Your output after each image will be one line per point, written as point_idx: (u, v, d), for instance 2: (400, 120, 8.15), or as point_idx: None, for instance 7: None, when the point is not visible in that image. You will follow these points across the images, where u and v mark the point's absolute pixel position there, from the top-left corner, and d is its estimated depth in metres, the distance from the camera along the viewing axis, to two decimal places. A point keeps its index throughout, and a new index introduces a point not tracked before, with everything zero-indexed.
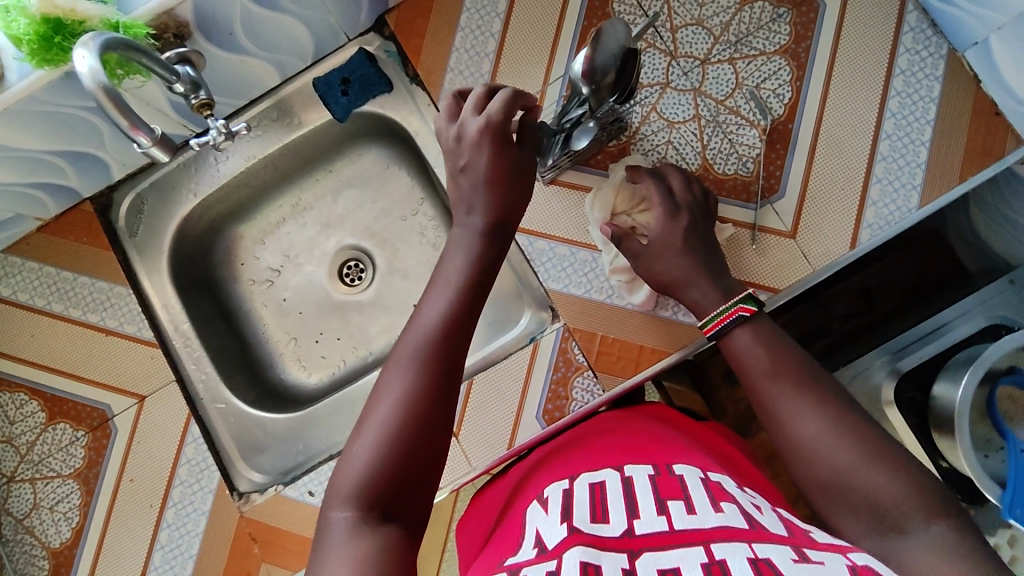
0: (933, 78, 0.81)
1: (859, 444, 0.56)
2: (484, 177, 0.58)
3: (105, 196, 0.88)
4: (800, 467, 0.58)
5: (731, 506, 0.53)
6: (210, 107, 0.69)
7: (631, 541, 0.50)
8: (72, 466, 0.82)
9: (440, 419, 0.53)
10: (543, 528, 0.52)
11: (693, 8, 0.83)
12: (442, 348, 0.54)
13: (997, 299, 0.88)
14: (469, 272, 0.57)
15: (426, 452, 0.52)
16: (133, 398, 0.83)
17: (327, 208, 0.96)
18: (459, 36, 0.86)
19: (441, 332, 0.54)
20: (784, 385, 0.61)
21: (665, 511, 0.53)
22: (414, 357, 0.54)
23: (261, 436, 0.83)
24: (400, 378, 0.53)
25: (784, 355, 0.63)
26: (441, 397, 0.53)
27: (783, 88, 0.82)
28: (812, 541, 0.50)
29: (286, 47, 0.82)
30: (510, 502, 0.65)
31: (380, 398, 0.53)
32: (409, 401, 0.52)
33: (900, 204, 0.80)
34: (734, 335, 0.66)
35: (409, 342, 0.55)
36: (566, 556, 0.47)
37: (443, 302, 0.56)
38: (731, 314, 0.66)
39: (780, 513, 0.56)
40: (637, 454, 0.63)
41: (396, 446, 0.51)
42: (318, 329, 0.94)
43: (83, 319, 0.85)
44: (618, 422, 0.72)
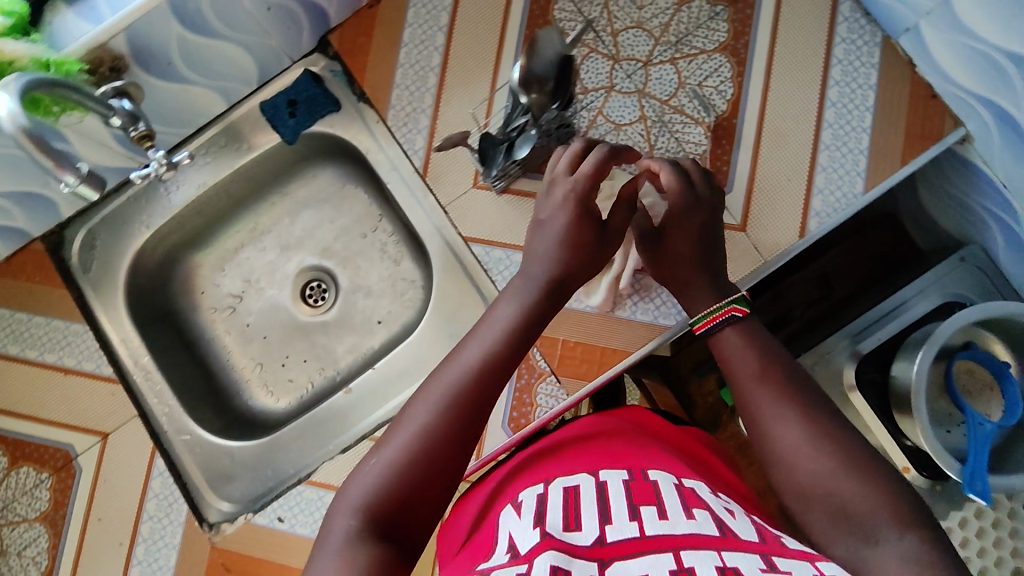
0: (870, 66, 0.83)
1: (840, 453, 0.55)
2: (549, 236, 0.63)
3: (56, 233, 0.87)
4: (779, 474, 0.57)
5: (703, 512, 0.53)
6: (151, 138, 0.70)
7: (602, 549, 0.50)
8: (38, 509, 0.81)
9: (459, 457, 0.54)
10: (516, 533, 0.53)
11: (632, 11, 0.84)
12: (476, 393, 0.56)
13: (949, 277, 0.89)
14: (518, 320, 0.60)
15: (437, 484, 0.53)
16: (96, 436, 0.82)
17: (286, 231, 0.96)
18: (403, 52, 0.86)
19: (478, 376, 0.57)
20: (769, 390, 0.60)
21: (637, 515, 0.53)
22: (448, 393, 0.56)
23: (229, 464, 0.82)
24: (429, 404, 0.55)
25: (771, 358, 0.62)
26: (465, 434, 0.55)
27: (725, 85, 0.83)
28: (783, 549, 0.50)
29: (228, 73, 0.82)
30: (486, 508, 0.64)
31: (406, 420, 0.55)
32: (432, 430, 0.54)
33: (846, 191, 0.81)
34: (721, 338, 0.64)
35: (443, 374, 0.57)
36: (537, 560, 0.47)
37: (486, 346, 0.58)
38: (722, 313, 0.64)
39: (752, 518, 0.57)
40: (615, 460, 0.63)
41: (412, 470, 0.52)
42: (284, 353, 0.93)
43: (41, 360, 0.84)
44: (594, 425, 0.72)
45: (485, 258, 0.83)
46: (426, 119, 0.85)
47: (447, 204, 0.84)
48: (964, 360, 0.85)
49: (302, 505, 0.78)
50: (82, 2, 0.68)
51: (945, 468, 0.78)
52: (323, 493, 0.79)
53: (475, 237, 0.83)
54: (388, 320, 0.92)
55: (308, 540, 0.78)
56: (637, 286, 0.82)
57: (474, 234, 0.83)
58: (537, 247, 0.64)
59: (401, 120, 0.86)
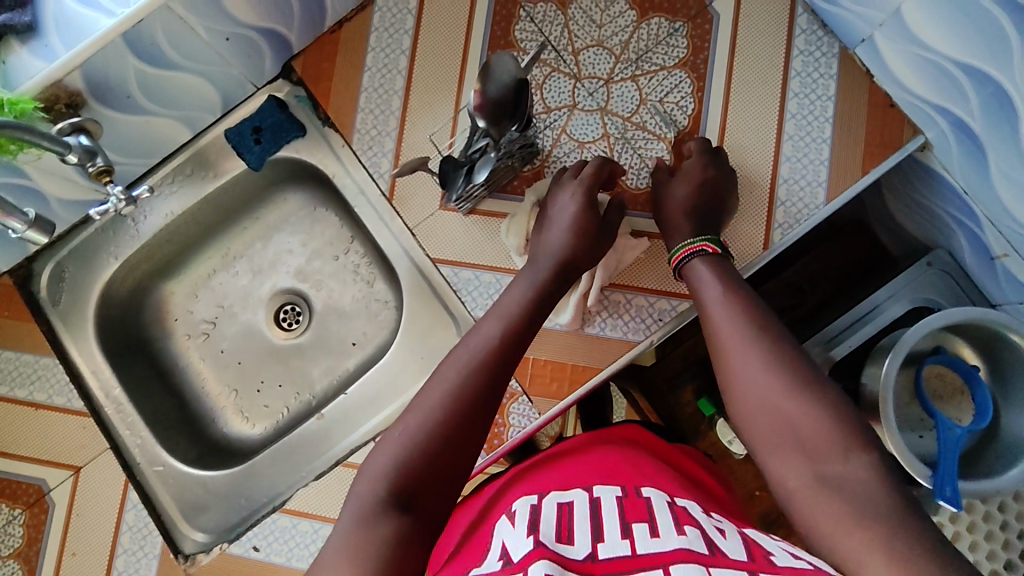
0: (828, 77, 0.84)
1: (796, 373, 0.58)
2: (558, 227, 0.71)
3: (24, 267, 0.86)
4: (744, 398, 0.59)
5: (693, 530, 0.53)
6: (108, 173, 0.72)
7: (594, 565, 0.49)
8: (12, 546, 0.81)
9: (477, 427, 0.56)
10: (509, 541, 0.52)
11: (592, 30, 0.85)
12: (493, 365, 0.59)
13: (917, 282, 0.90)
14: (531, 300, 0.66)
15: (460, 452, 0.54)
16: (68, 470, 0.82)
17: (258, 255, 0.96)
18: (366, 76, 0.87)
19: (494, 349, 0.60)
20: (735, 312, 0.64)
21: (629, 534, 0.53)
22: (466, 365, 0.58)
23: (202, 493, 0.82)
24: (450, 376, 0.58)
25: (738, 291, 0.66)
26: (486, 403, 0.57)
27: (686, 100, 0.84)
28: (771, 567, 0.49)
29: (190, 103, 0.82)
30: (481, 518, 0.64)
31: (428, 392, 0.57)
32: (454, 399, 0.56)
33: (808, 202, 0.82)
34: (692, 269, 0.71)
35: (462, 349, 0.60)
36: (531, 568, 0.46)
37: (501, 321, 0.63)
38: (697, 246, 0.72)
39: (745, 536, 0.57)
40: (610, 477, 0.65)
41: (435, 439, 0.54)
42: (259, 378, 0.93)
43: (11, 395, 0.84)
44: (587, 441, 0.74)
45: (453, 279, 0.83)
46: (392, 141, 0.86)
47: (414, 226, 0.84)
48: (932, 364, 0.86)
49: (277, 534, 0.78)
50: (35, 39, 0.68)
51: (916, 476, 0.79)
52: (297, 521, 0.78)
53: (443, 258, 0.83)
54: (363, 342, 0.92)
55: (284, 568, 0.77)
56: (606, 302, 0.82)
57: (442, 255, 0.84)
58: (547, 237, 0.72)
59: (367, 143, 0.86)
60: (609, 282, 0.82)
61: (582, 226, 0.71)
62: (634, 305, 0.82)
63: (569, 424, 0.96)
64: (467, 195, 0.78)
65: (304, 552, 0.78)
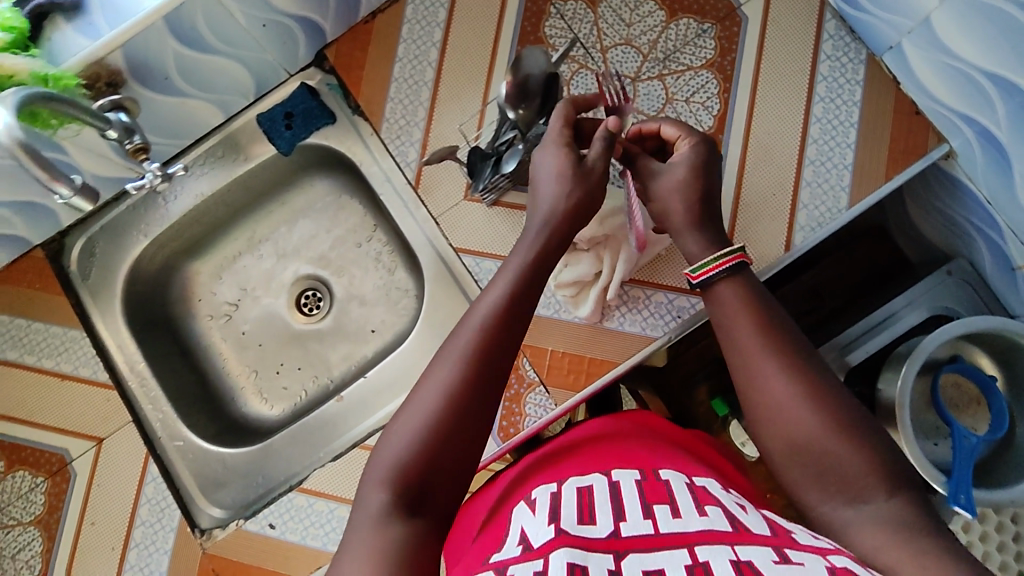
0: (854, 83, 0.84)
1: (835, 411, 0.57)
2: (555, 187, 0.60)
3: (56, 241, 0.89)
4: (778, 435, 0.58)
5: (715, 509, 0.54)
6: (146, 151, 0.73)
7: (618, 542, 0.50)
8: (33, 513, 0.82)
9: (479, 414, 0.53)
10: (529, 528, 0.53)
11: (621, 29, 0.86)
12: (493, 343, 0.55)
13: (939, 290, 0.89)
14: (534, 262, 0.58)
15: (467, 447, 0.52)
16: (91, 441, 0.83)
17: (283, 240, 0.97)
18: (397, 67, 0.88)
19: (493, 323, 0.55)
20: (768, 347, 0.60)
21: (651, 515, 0.53)
22: (462, 347, 0.54)
23: (221, 470, 0.84)
24: (450, 365, 0.53)
25: (771, 315, 0.62)
26: (489, 389, 0.53)
27: (712, 100, 0.85)
28: (795, 543, 0.50)
29: (225, 86, 0.84)
30: (500, 502, 0.64)
31: (427, 384, 0.53)
32: (455, 391, 0.52)
33: (830, 206, 0.82)
34: (720, 291, 0.63)
35: (460, 333, 0.55)
36: (552, 556, 0.47)
37: (501, 291, 0.56)
38: (730, 261, 0.63)
39: (763, 513, 0.58)
40: (627, 461, 0.64)
41: (440, 436, 0.51)
42: (279, 360, 0.95)
43: (39, 365, 0.85)
44: (602, 428, 0.73)
45: (474, 269, 0.84)
46: (419, 132, 0.87)
47: (438, 215, 0.86)
48: (950, 373, 0.86)
49: (292, 512, 0.79)
50: (79, 17, 0.69)
51: (931, 482, 0.78)
52: (313, 501, 0.80)
53: (465, 248, 0.85)
54: (382, 329, 0.94)
55: (299, 546, 0.78)
56: (625, 297, 0.83)
57: (465, 245, 0.85)
58: (541, 190, 0.61)
59: (395, 133, 0.88)
60: (628, 278, 0.83)
61: (586, 179, 0.60)
62: (654, 301, 0.83)
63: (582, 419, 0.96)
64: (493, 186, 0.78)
65: (318, 532, 0.79)
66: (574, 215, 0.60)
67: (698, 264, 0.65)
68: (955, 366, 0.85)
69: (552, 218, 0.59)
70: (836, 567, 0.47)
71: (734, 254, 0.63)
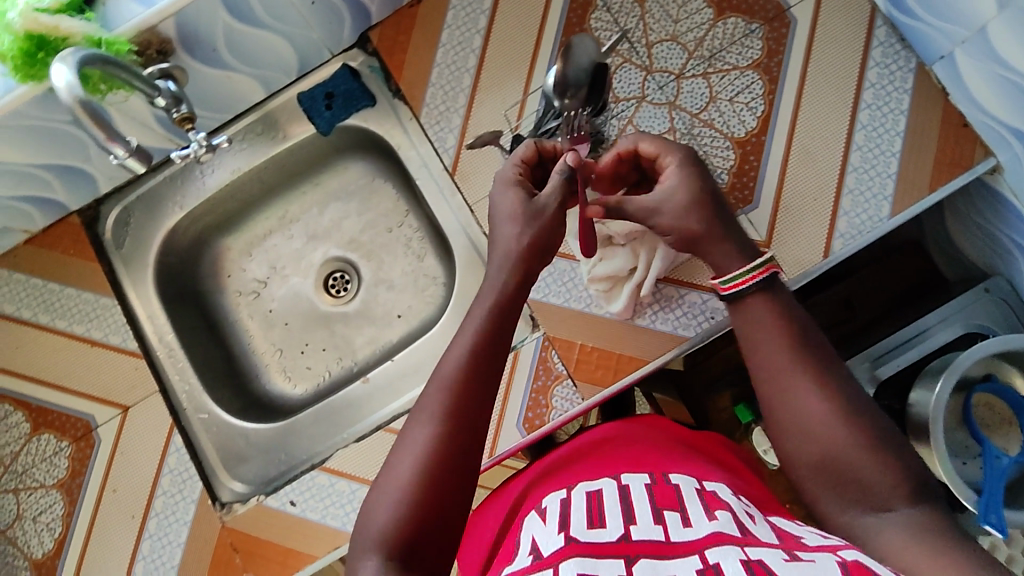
0: (902, 91, 0.83)
1: (860, 424, 0.56)
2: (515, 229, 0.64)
3: (93, 208, 0.89)
4: (806, 451, 0.57)
5: (725, 513, 0.52)
6: (192, 121, 0.71)
7: (628, 546, 0.48)
8: (56, 476, 0.83)
9: (463, 461, 0.54)
10: (539, 537, 0.52)
11: (668, 25, 0.85)
12: (468, 389, 0.57)
13: (975, 308, 0.88)
14: (497, 314, 0.60)
15: (449, 501, 0.53)
16: (117, 408, 0.84)
17: (314, 221, 0.97)
18: (440, 53, 0.88)
19: (465, 371, 0.57)
20: (796, 360, 0.59)
21: (661, 520, 0.51)
22: (439, 400, 0.56)
23: (244, 445, 0.84)
24: (424, 424, 0.55)
25: (798, 329, 0.61)
26: (465, 441, 0.55)
27: (756, 101, 0.84)
28: (803, 545, 0.49)
29: (268, 62, 0.84)
30: (511, 514, 0.64)
31: (405, 446, 0.55)
32: (431, 449, 0.54)
33: (872, 214, 0.81)
34: (753, 302, 0.62)
35: (432, 391, 0.57)
36: (561, 566, 0.46)
37: (467, 345, 0.58)
38: (757, 275, 0.62)
39: (774, 521, 0.55)
40: (637, 464, 0.63)
41: (420, 495, 0.52)
42: (304, 340, 0.95)
43: (69, 330, 0.86)
44: (612, 430, 0.72)
45: None
46: (459, 118, 0.87)
47: (473, 203, 0.86)
48: (982, 392, 0.83)
49: (313, 491, 0.80)
50: None
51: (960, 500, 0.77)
52: (335, 480, 0.80)
53: None
54: (408, 315, 0.93)
55: (318, 525, 0.79)
56: (656, 294, 0.82)
57: None
58: (499, 231, 0.65)
59: (434, 118, 0.87)
60: (662, 276, 0.82)
61: (539, 218, 0.64)
62: (687, 301, 0.82)
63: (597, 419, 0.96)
64: None
65: (338, 511, 0.79)
66: (537, 254, 0.63)
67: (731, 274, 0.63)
68: (987, 385, 0.83)
69: (518, 261, 0.62)
70: (850, 563, 0.45)
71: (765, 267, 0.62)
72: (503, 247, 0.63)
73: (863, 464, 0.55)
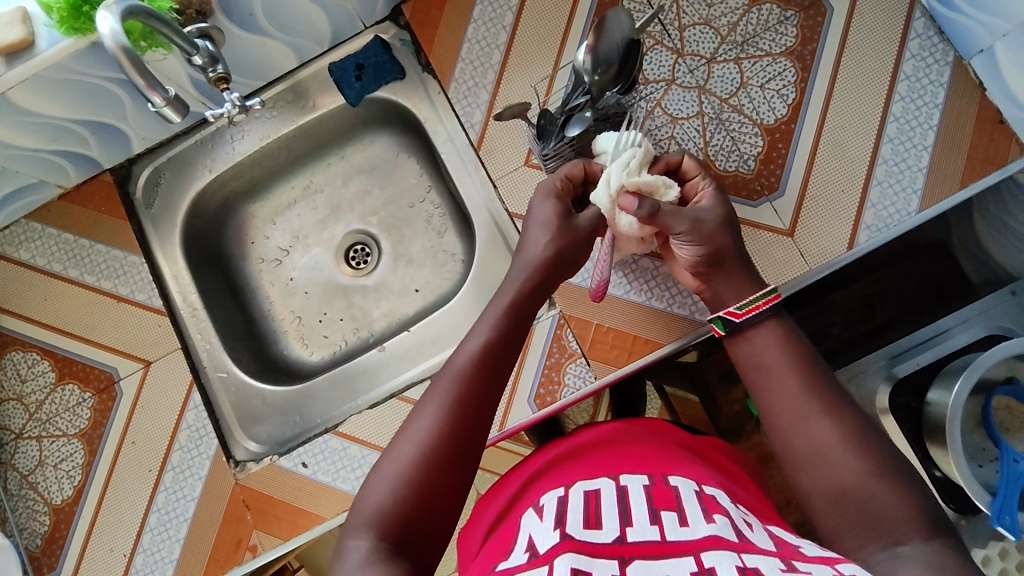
0: (938, 84, 0.82)
1: (868, 457, 0.55)
2: (544, 237, 0.66)
3: (125, 167, 0.91)
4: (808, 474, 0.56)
5: (723, 518, 0.51)
6: (227, 81, 0.72)
7: (623, 547, 0.48)
8: (78, 426, 0.85)
9: (466, 455, 0.55)
10: (536, 534, 0.52)
11: (701, 8, 0.85)
12: (478, 384, 0.57)
13: (999, 310, 0.84)
14: (507, 322, 0.62)
15: (445, 494, 0.53)
16: (139, 363, 0.86)
17: (337, 192, 0.98)
18: (471, 28, 0.88)
19: (477, 366, 0.58)
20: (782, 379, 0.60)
21: (658, 521, 0.51)
22: (450, 391, 0.57)
23: (261, 406, 0.86)
24: (429, 415, 0.56)
25: (807, 365, 0.61)
26: (468, 440, 0.55)
27: (788, 89, 0.83)
28: (801, 555, 0.48)
29: (303, 31, 0.85)
30: (507, 510, 0.62)
31: (407, 433, 0.55)
32: (433, 439, 0.54)
33: (900, 207, 0.80)
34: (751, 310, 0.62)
35: (442, 381, 0.58)
36: (556, 561, 0.46)
37: (481, 344, 0.60)
38: (764, 301, 0.64)
39: (771, 531, 0.53)
40: (638, 466, 0.61)
41: (419, 481, 0.52)
42: (322, 310, 0.95)
43: (96, 285, 0.88)
44: (613, 430, 0.69)
45: None
46: (487, 94, 0.87)
47: (497, 179, 0.86)
48: (1003, 394, 0.80)
49: (326, 454, 0.82)
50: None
51: (974, 500, 0.76)
52: (347, 444, 0.82)
53: (521, 214, 0.85)
54: (426, 289, 0.94)
55: (329, 487, 0.81)
56: (652, 271, 0.83)
57: (521, 211, 0.85)
58: (529, 237, 0.67)
59: (462, 93, 0.88)
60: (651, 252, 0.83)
61: (571, 233, 0.67)
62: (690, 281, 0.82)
63: (605, 408, 0.85)
64: (555, 153, 0.80)
65: (349, 475, 0.81)
66: (551, 270, 0.65)
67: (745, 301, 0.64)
68: (1009, 388, 0.79)
69: (539, 266, 0.65)
70: None
71: (774, 293, 0.64)
72: (530, 256, 0.66)
73: (866, 486, 0.53)
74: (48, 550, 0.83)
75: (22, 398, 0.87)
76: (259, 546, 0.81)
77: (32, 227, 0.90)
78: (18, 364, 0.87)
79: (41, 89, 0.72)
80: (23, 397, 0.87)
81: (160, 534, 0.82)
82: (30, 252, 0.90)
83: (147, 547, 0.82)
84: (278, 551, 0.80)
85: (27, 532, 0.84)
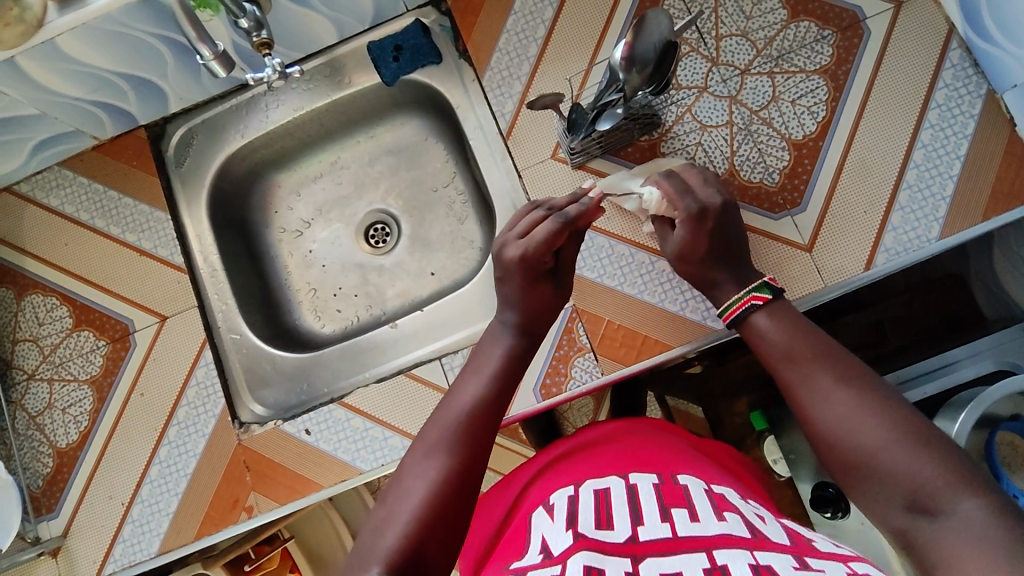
0: (969, 115, 0.82)
1: (892, 418, 0.52)
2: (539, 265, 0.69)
3: (159, 125, 0.93)
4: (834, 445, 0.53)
5: (734, 515, 0.51)
6: (269, 47, 0.73)
7: (635, 546, 0.48)
8: (90, 372, 0.87)
9: (471, 489, 0.55)
10: (549, 535, 0.51)
11: (739, 20, 0.86)
12: (478, 419, 0.59)
13: (1010, 345, 0.83)
14: (502, 363, 0.66)
15: (451, 527, 0.52)
16: (156, 317, 0.88)
17: (362, 170, 0.99)
18: (511, 20, 0.90)
19: (476, 405, 0.61)
20: (804, 361, 0.58)
21: (668, 518, 0.51)
22: (452, 426, 0.58)
23: (269, 369, 0.88)
24: (432, 448, 0.56)
25: (809, 337, 0.59)
26: (471, 472, 0.56)
27: (818, 106, 0.84)
28: (814, 550, 0.48)
29: (347, 8, 0.86)
30: (515, 507, 0.63)
31: (413, 470, 0.55)
32: (440, 474, 0.54)
33: (920, 233, 0.80)
34: (752, 323, 0.64)
35: (442, 418, 0.60)
36: (570, 560, 0.46)
37: (476, 387, 0.62)
38: (744, 303, 0.65)
39: (783, 523, 0.54)
40: (647, 465, 0.61)
41: (427, 512, 0.52)
42: (337, 284, 0.97)
43: (120, 237, 0.90)
44: (622, 430, 0.69)
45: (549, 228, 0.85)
46: (520, 86, 0.88)
47: (522, 169, 0.87)
48: (1008, 430, 0.77)
49: (329, 423, 0.83)
50: None
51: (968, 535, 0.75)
52: (350, 416, 0.83)
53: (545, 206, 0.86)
54: (442, 274, 0.95)
55: (328, 456, 0.82)
56: (668, 275, 0.83)
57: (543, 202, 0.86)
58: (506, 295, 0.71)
59: (495, 82, 0.89)
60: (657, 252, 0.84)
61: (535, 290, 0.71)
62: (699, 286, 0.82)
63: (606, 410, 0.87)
64: (582, 148, 0.83)
65: (350, 447, 0.82)
66: (538, 312, 0.71)
67: (726, 305, 0.66)
68: (1015, 425, 0.77)
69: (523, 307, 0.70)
70: None
71: (753, 296, 0.64)
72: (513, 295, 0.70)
73: (888, 452, 0.50)
74: (49, 491, 0.85)
75: (38, 340, 0.88)
76: (254, 508, 0.82)
77: (64, 174, 0.92)
78: (37, 307, 0.89)
79: (89, 39, 0.74)
80: (38, 339, 0.88)
81: (158, 487, 0.83)
82: (60, 199, 0.92)
83: (146, 498, 0.83)
84: (272, 514, 0.81)
85: (29, 471, 0.85)
